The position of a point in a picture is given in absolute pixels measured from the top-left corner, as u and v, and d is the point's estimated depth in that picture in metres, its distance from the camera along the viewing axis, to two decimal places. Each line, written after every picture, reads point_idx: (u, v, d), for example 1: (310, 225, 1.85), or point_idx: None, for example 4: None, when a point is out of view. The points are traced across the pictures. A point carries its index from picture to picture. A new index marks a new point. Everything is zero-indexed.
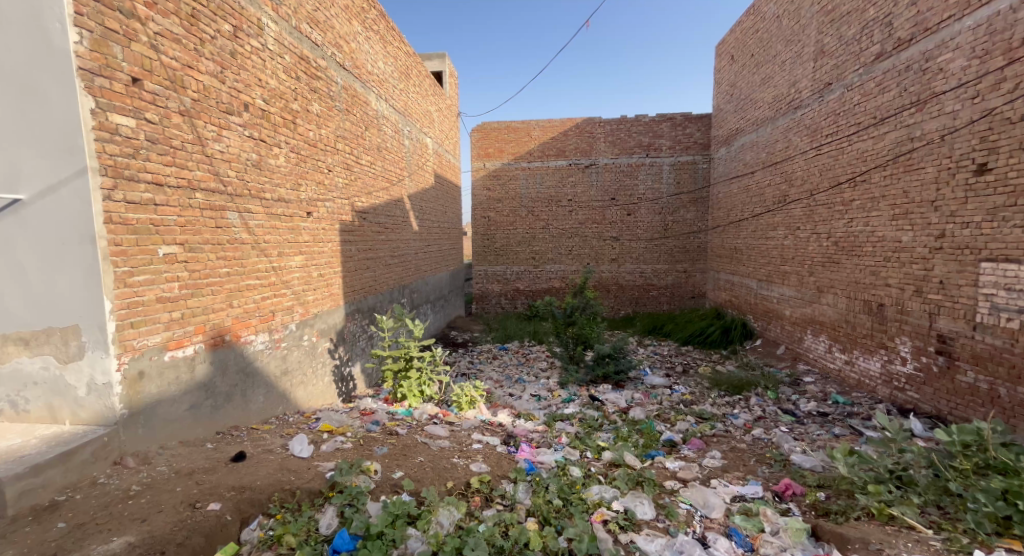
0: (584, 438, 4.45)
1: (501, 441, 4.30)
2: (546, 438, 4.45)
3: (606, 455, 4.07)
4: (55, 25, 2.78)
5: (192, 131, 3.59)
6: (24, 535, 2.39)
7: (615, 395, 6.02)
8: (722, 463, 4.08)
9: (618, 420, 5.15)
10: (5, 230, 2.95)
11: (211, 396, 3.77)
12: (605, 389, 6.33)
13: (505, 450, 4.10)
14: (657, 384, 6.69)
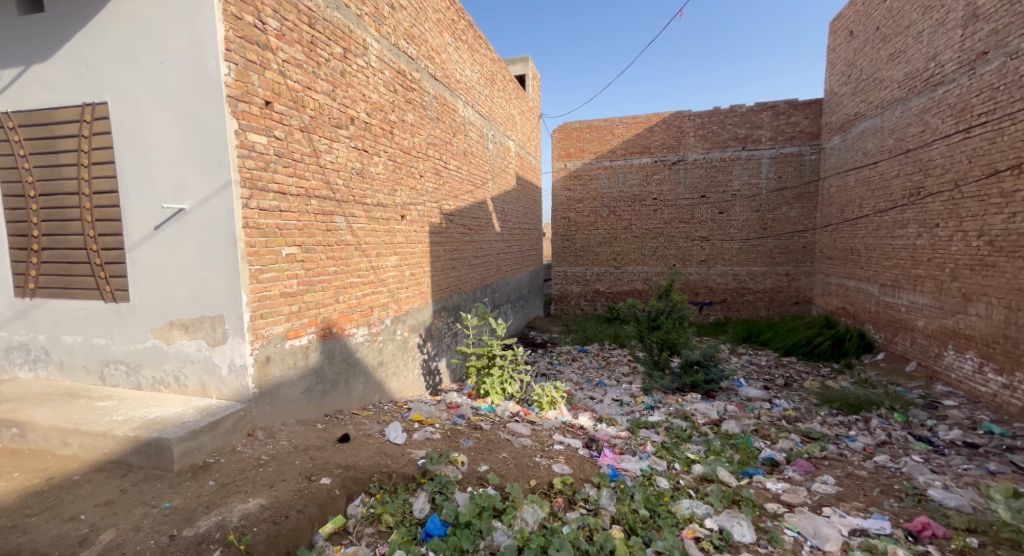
0: (672, 448, 4.29)
1: (583, 445, 4.29)
2: (630, 445, 4.36)
3: (696, 468, 3.88)
4: (210, 62, 3.29)
5: (309, 145, 4.04)
6: (186, 487, 2.85)
7: (706, 405, 5.71)
8: (836, 489, 3.70)
9: (709, 432, 4.89)
10: (172, 234, 3.55)
11: (321, 382, 4.20)
12: (693, 398, 6.03)
13: (587, 453, 4.09)
14: (754, 397, 6.23)
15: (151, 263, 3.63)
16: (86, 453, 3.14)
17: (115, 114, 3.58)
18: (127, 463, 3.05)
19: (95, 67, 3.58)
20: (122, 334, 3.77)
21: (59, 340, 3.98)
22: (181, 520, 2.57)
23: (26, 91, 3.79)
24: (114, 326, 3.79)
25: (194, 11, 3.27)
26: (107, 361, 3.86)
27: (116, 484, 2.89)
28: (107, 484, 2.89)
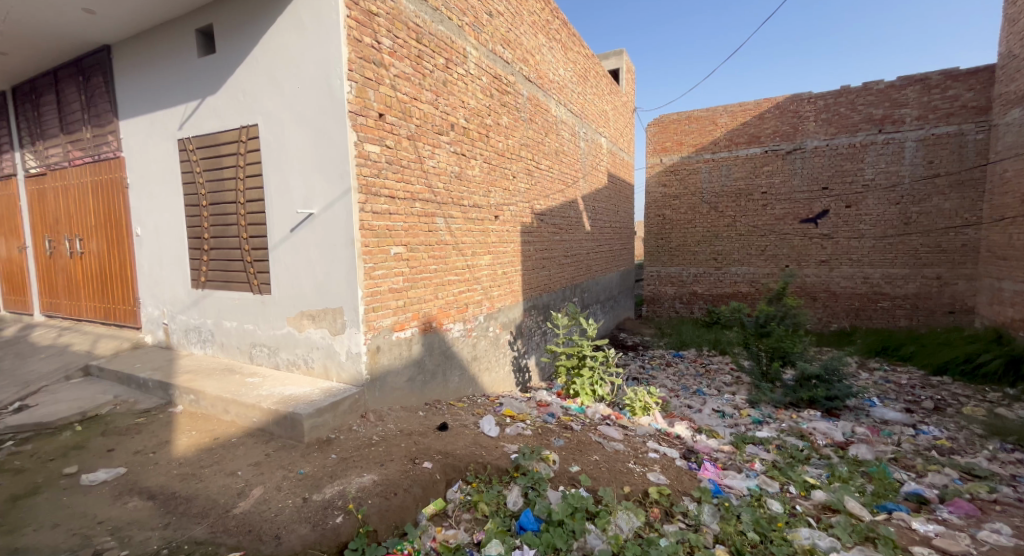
0: (785, 469, 3.94)
1: (681, 455, 4.12)
2: (735, 461, 4.10)
3: (816, 495, 3.52)
4: (336, 82, 3.70)
5: (415, 152, 4.36)
6: (314, 458, 3.26)
7: (828, 425, 5.13)
8: (1012, 541, 3.07)
9: (832, 455, 4.39)
10: (303, 235, 4.05)
11: (422, 372, 4.51)
12: (811, 416, 5.46)
13: (685, 465, 3.92)
14: (892, 421, 5.46)
15: (287, 261, 4.19)
16: (239, 420, 3.72)
17: (262, 133, 4.19)
18: (269, 431, 3.56)
19: (249, 94, 4.22)
20: (265, 321, 4.40)
21: (220, 324, 4.76)
22: (311, 486, 2.95)
23: (201, 119, 4.58)
24: (259, 314, 4.44)
25: (325, 39, 3.70)
26: (253, 344, 4.52)
27: (262, 448, 3.39)
28: (256, 448, 3.40)
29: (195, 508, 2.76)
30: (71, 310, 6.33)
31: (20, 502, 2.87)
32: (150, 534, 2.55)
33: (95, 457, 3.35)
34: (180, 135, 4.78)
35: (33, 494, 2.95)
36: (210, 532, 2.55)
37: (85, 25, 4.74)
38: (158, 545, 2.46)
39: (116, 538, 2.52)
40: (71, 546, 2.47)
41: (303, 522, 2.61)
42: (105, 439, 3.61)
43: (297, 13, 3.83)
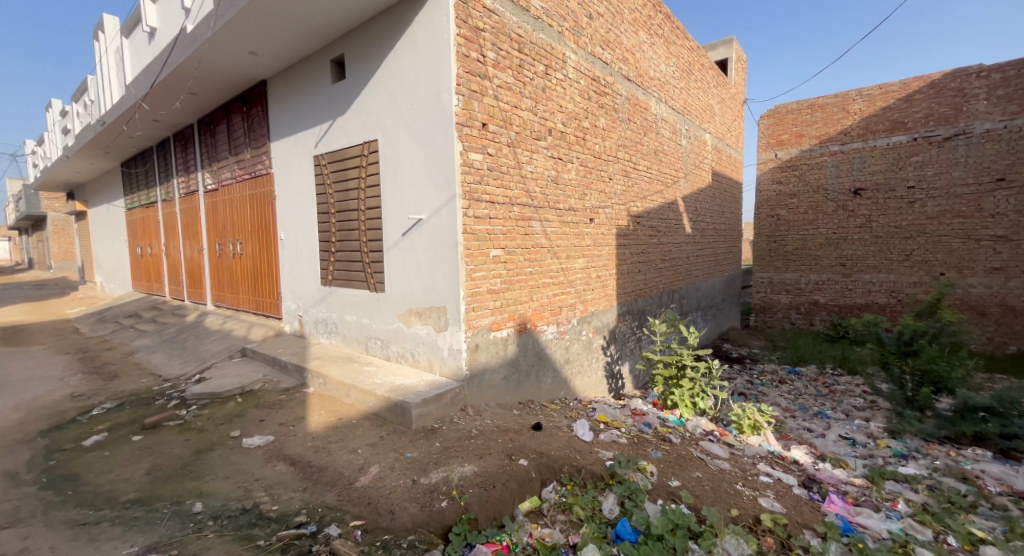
0: (941, 515, 3.35)
1: (800, 484, 3.76)
2: (871, 498, 3.61)
3: (987, 551, 2.92)
4: (444, 97, 3.98)
5: (514, 158, 4.51)
6: (421, 444, 3.53)
7: (1002, 469, 4.25)
8: None
9: (1008, 505, 3.62)
10: (414, 240, 4.41)
11: (517, 372, 4.64)
12: (978, 457, 4.60)
13: (806, 495, 3.56)
14: None
15: (399, 262, 4.59)
16: (358, 404, 4.16)
17: (381, 147, 4.63)
18: (382, 417, 3.93)
19: (371, 113, 4.70)
20: (379, 317, 4.86)
21: (343, 318, 5.35)
22: (419, 470, 3.21)
23: (332, 137, 5.21)
24: (375, 310, 4.91)
25: (437, 57, 4.00)
26: (370, 337, 5.01)
27: (377, 431, 3.76)
28: (372, 430, 3.78)
29: (326, 477, 3.16)
30: (232, 302, 7.55)
31: (201, 455, 3.52)
32: (293, 494, 2.98)
33: (251, 425, 3.99)
34: (315, 152, 5.47)
35: (210, 450, 3.59)
36: (338, 500, 2.91)
37: (247, 64, 5.65)
38: (299, 505, 2.87)
39: (268, 494, 2.98)
40: (237, 495, 2.98)
41: (413, 502, 2.86)
42: (257, 410, 4.27)
43: (413, 36, 4.19)
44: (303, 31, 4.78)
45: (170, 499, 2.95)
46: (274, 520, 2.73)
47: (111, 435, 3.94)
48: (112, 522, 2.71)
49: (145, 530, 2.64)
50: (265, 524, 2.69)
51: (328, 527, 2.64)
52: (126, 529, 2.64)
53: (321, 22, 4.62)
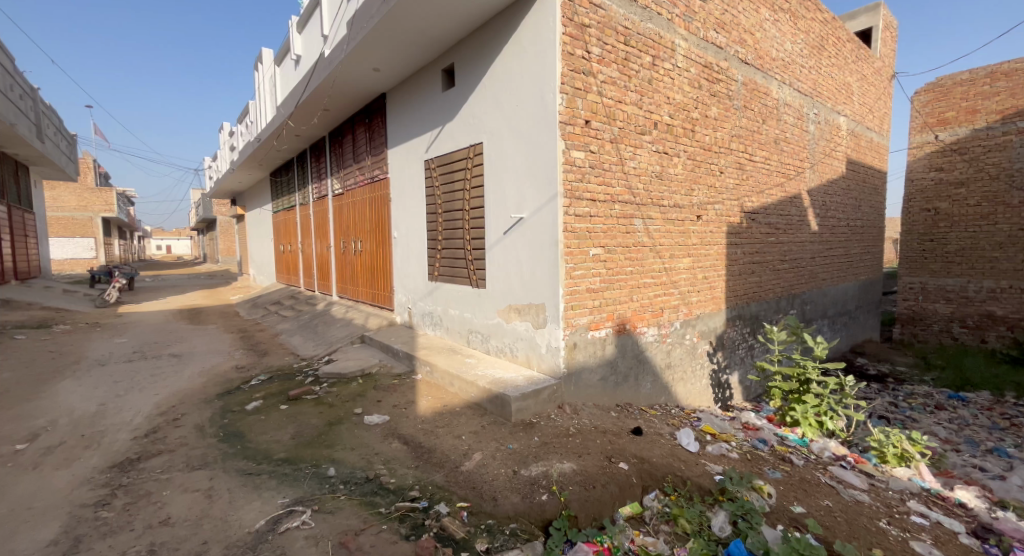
0: None
1: (969, 532, 3.15)
2: None
3: None
4: (548, 96, 4.03)
5: (617, 154, 4.41)
6: (520, 437, 3.63)
7: None
8: None
9: None
10: (515, 238, 4.52)
11: (615, 374, 4.53)
12: None
13: (977, 546, 2.98)
14: None
15: (500, 260, 4.75)
16: (461, 393, 4.39)
17: (487, 150, 4.82)
18: (483, 407, 4.10)
19: (478, 118, 4.91)
20: (481, 312, 5.07)
21: (448, 312, 5.67)
22: (520, 461, 3.30)
23: (442, 142, 5.54)
24: (477, 305, 5.13)
25: (543, 58, 4.05)
26: (472, 330, 5.26)
27: (479, 420, 3.95)
28: (474, 419, 3.97)
29: (435, 458, 3.40)
30: (353, 294, 8.41)
31: (332, 427, 3.99)
32: (408, 470, 3.25)
33: (371, 404, 4.42)
34: (426, 157, 5.86)
35: (339, 423, 4.06)
36: (446, 481, 3.11)
37: (371, 79, 6.24)
38: (413, 481, 3.12)
39: (387, 468, 3.29)
40: (362, 465, 3.33)
41: (514, 492, 2.96)
42: (375, 392, 4.71)
43: (519, 39, 4.29)
44: (419, 44, 5.15)
45: (310, 462, 3.40)
46: (392, 491, 3.00)
47: (265, 402, 4.64)
48: (268, 475, 3.20)
49: (292, 485, 3.07)
50: (385, 493, 2.98)
51: (438, 505, 2.84)
52: (279, 483, 3.10)
53: (435, 35, 4.93)
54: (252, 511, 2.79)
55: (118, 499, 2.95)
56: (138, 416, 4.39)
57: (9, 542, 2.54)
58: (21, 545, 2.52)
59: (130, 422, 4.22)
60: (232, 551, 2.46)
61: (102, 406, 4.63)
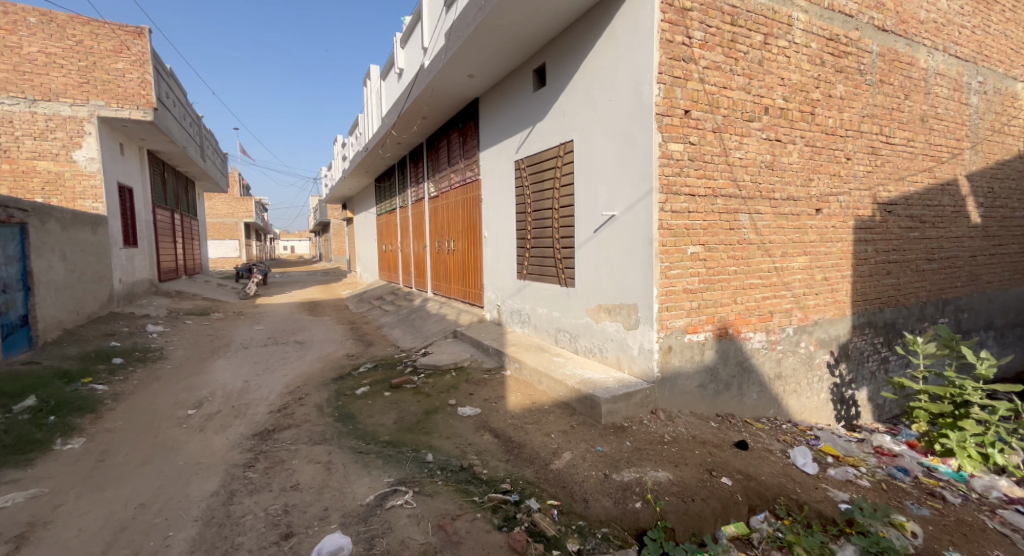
0: None
1: None
2: None
3: None
4: (645, 87, 3.85)
5: (720, 145, 4.10)
6: (611, 440, 3.53)
7: None
8: None
9: None
10: (606, 236, 4.41)
11: (715, 381, 4.21)
12: None
13: None
14: None
15: (590, 258, 4.66)
16: (550, 392, 4.38)
17: (578, 147, 4.75)
18: (572, 407, 4.05)
19: (570, 115, 4.86)
20: (570, 311, 5.02)
21: (537, 311, 5.69)
22: (611, 465, 3.22)
23: (533, 142, 5.57)
24: (566, 304, 5.09)
25: (639, 48, 3.89)
26: (560, 329, 5.23)
27: (568, 419, 3.91)
28: (563, 418, 3.95)
29: (525, 453, 3.44)
30: (446, 291, 8.80)
31: (429, 415, 4.22)
32: (499, 463, 3.33)
33: (464, 396, 4.59)
34: (517, 157, 5.94)
35: (435, 412, 4.27)
36: (537, 477, 3.13)
37: (466, 85, 6.48)
38: (504, 474, 3.18)
39: (480, 458, 3.40)
40: (456, 454, 3.47)
41: (606, 495, 2.89)
42: (467, 385, 4.88)
43: (614, 31, 4.16)
44: (512, 47, 5.22)
45: (411, 446, 3.62)
46: (484, 482, 3.08)
47: (371, 388, 5.04)
48: (376, 455, 3.46)
49: (396, 466, 3.29)
50: (478, 483, 3.07)
51: (528, 500, 2.86)
52: (384, 463, 3.34)
53: (528, 35, 4.96)
54: (363, 485, 3.03)
55: (260, 462, 3.40)
56: (272, 393, 5.02)
57: (184, 489, 3.04)
58: (192, 493, 3.00)
59: (267, 398, 4.84)
60: (348, 520, 2.68)
61: (246, 383, 5.36)
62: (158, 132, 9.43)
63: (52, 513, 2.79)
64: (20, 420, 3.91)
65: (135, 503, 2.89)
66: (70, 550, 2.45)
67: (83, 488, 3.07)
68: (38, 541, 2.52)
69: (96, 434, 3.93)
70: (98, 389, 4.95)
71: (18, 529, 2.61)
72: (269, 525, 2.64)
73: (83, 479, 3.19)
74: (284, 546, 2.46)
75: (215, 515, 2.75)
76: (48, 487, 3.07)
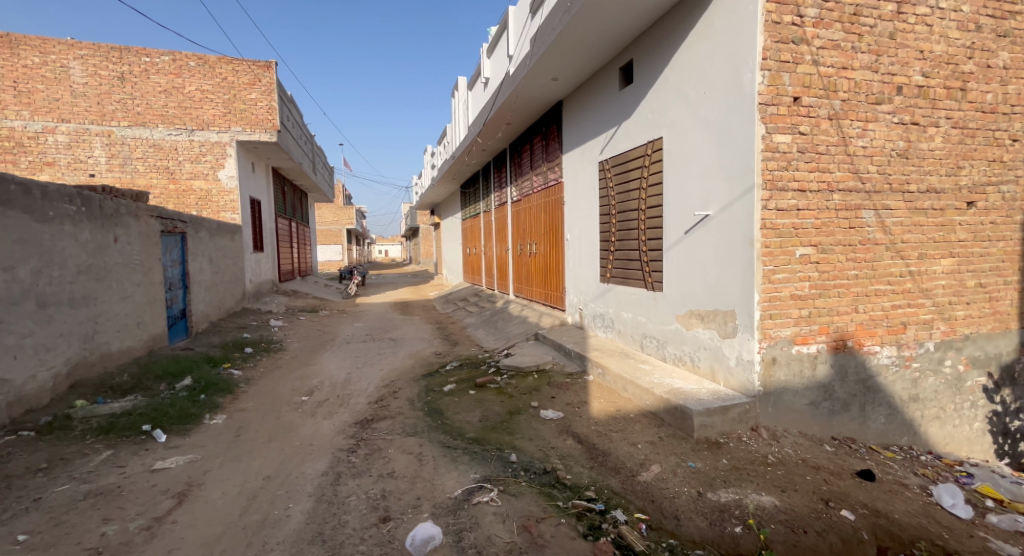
0: None
1: None
2: None
3: None
4: (747, 75, 3.53)
5: (838, 133, 3.65)
6: (705, 456, 3.28)
7: None
8: None
9: None
10: (699, 238, 4.12)
11: (830, 400, 3.73)
12: None
13: None
14: None
15: (681, 262, 4.39)
16: (635, 400, 4.19)
17: (668, 144, 4.51)
18: (660, 418, 3.83)
19: (658, 112, 4.63)
20: (657, 317, 4.77)
21: (621, 315, 5.49)
22: (706, 483, 2.98)
23: (618, 141, 5.39)
24: (653, 310, 4.85)
25: (740, 33, 3.58)
26: (646, 335, 5.00)
27: (656, 430, 3.70)
28: (651, 428, 3.74)
29: (610, 462, 3.31)
30: (528, 294, 8.83)
31: (512, 416, 4.23)
32: (583, 469, 3.24)
33: (546, 399, 4.55)
34: (601, 158, 5.79)
35: (518, 413, 4.28)
36: (623, 488, 2.99)
37: (551, 89, 6.46)
38: (589, 481, 3.08)
39: (563, 463, 3.33)
40: (540, 456, 3.44)
41: (701, 515, 2.68)
42: (550, 388, 4.83)
43: (710, 19, 3.88)
44: (599, 46, 5.10)
45: (495, 445, 3.65)
46: (569, 487, 3.01)
47: (457, 386, 5.19)
48: (462, 451, 3.54)
49: (481, 463, 3.33)
50: (562, 488, 3.01)
51: (615, 510, 2.74)
52: (470, 459, 3.40)
53: (615, 33, 4.81)
54: (451, 479, 3.10)
55: (361, 448, 3.63)
56: (370, 385, 5.37)
57: (300, 467, 3.34)
58: (307, 470, 3.29)
59: (366, 390, 5.19)
60: (438, 510, 2.76)
61: (348, 375, 5.80)
62: (281, 151, 10.56)
63: (203, 476, 3.21)
64: (179, 395, 4.58)
65: (263, 475, 3.23)
66: (216, 510, 2.79)
67: (225, 458, 3.50)
68: (193, 499, 2.91)
69: (233, 412, 4.48)
70: (235, 373, 5.65)
71: (179, 487, 3.04)
72: (369, 507, 2.79)
73: (226, 449, 3.64)
74: (383, 528, 2.59)
75: (325, 493, 2.97)
76: (199, 454, 3.54)
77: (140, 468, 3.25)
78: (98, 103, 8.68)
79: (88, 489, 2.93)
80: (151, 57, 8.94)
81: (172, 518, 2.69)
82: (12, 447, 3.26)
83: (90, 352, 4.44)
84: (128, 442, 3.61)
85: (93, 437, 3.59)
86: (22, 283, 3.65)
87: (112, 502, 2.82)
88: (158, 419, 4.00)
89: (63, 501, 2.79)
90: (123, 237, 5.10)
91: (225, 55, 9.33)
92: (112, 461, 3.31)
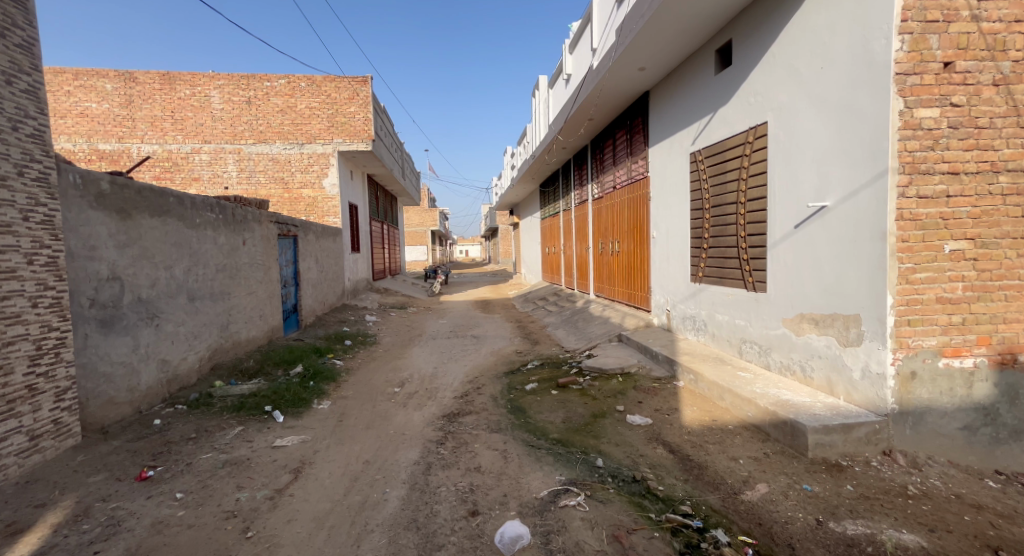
0: None
1: None
2: None
3: None
4: (879, 42, 3.03)
5: (1007, 101, 3.02)
6: (825, 479, 2.88)
7: None
8: None
9: None
10: (813, 232, 3.65)
11: (993, 426, 3.09)
12: None
13: None
14: None
15: (789, 259, 3.93)
16: (734, 410, 3.82)
17: (775, 129, 4.05)
18: (766, 432, 3.44)
19: (763, 94, 4.18)
20: (760, 320, 4.32)
21: (715, 318, 5.07)
22: (828, 510, 2.61)
23: (714, 129, 4.97)
24: (755, 312, 4.40)
25: None
26: (745, 340, 4.56)
27: (760, 445, 3.34)
28: (754, 443, 3.38)
29: (708, 476, 3.03)
30: (610, 294, 8.52)
31: (597, 419, 4.07)
32: (677, 481, 3.00)
33: (632, 404, 4.32)
34: (694, 149, 5.39)
35: (603, 416, 4.10)
36: (724, 505, 2.72)
37: (637, 79, 6.16)
38: (684, 494, 2.84)
39: (654, 472, 3.11)
40: (628, 463, 3.25)
41: (822, 546, 2.34)
42: (636, 392, 4.58)
43: None
44: (693, 28, 4.73)
45: (580, 447, 3.52)
46: (661, 499, 2.80)
47: (539, 385, 5.11)
48: (546, 452, 3.45)
49: (566, 465, 3.22)
50: (654, 499, 2.81)
51: (715, 529, 2.49)
52: (556, 460, 3.30)
53: (712, 11, 4.43)
54: (537, 479, 3.03)
55: (449, 441, 3.69)
56: (456, 380, 5.49)
57: (395, 454, 3.47)
58: (401, 458, 3.41)
59: (452, 384, 5.30)
60: (525, 510, 2.70)
61: (435, 369, 5.99)
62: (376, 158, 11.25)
63: (313, 455, 3.46)
64: (292, 381, 5.01)
65: (363, 459, 3.40)
66: (326, 487, 2.98)
67: (331, 440, 3.74)
68: (307, 476, 3.14)
69: (337, 398, 4.81)
70: (337, 363, 6.09)
71: (295, 463, 3.30)
72: (459, 500, 2.80)
73: (332, 433, 3.90)
74: (472, 521, 2.59)
75: (418, 481, 3.04)
76: (310, 435, 3.83)
77: (265, 444, 3.58)
78: (231, 125, 9.86)
79: (226, 458, 3.28)
80: (271, 81, 9.94)
81: (290, 491, 2.91)
82: (169, 417, 3.76)
83: (225, 340, 5.02)
84: (253, 420, 4.01)
85: (228, 413, 4.03)
86: (177, 279, 4.20)
87: (244, 472, 3.12)
88: (277, 401, 4.39)
89: (206, 467, 3.15)
90: (249, 240, 5.70)
91: (330, 74, 10.06)
92: (243, 436, 3.68)
